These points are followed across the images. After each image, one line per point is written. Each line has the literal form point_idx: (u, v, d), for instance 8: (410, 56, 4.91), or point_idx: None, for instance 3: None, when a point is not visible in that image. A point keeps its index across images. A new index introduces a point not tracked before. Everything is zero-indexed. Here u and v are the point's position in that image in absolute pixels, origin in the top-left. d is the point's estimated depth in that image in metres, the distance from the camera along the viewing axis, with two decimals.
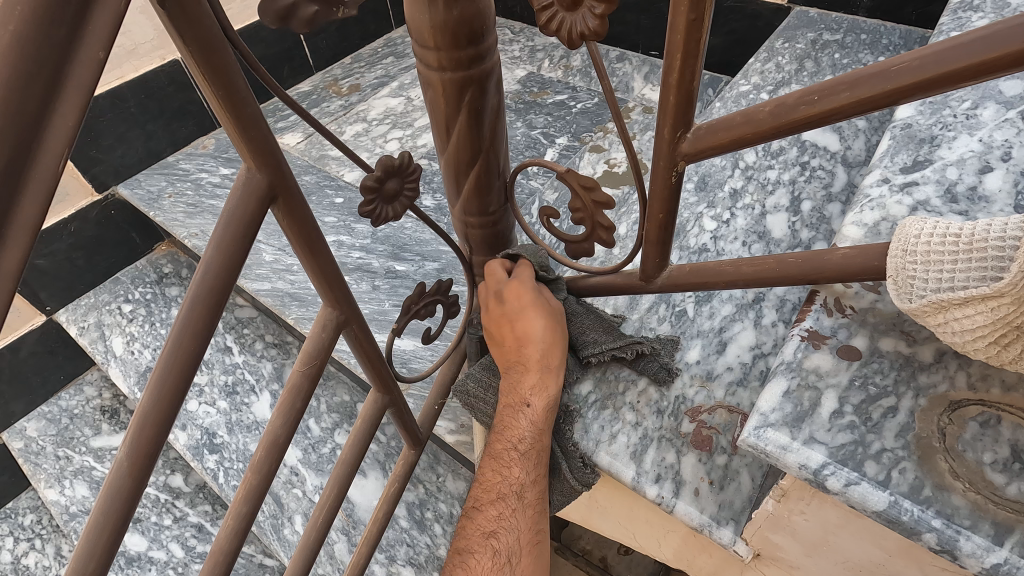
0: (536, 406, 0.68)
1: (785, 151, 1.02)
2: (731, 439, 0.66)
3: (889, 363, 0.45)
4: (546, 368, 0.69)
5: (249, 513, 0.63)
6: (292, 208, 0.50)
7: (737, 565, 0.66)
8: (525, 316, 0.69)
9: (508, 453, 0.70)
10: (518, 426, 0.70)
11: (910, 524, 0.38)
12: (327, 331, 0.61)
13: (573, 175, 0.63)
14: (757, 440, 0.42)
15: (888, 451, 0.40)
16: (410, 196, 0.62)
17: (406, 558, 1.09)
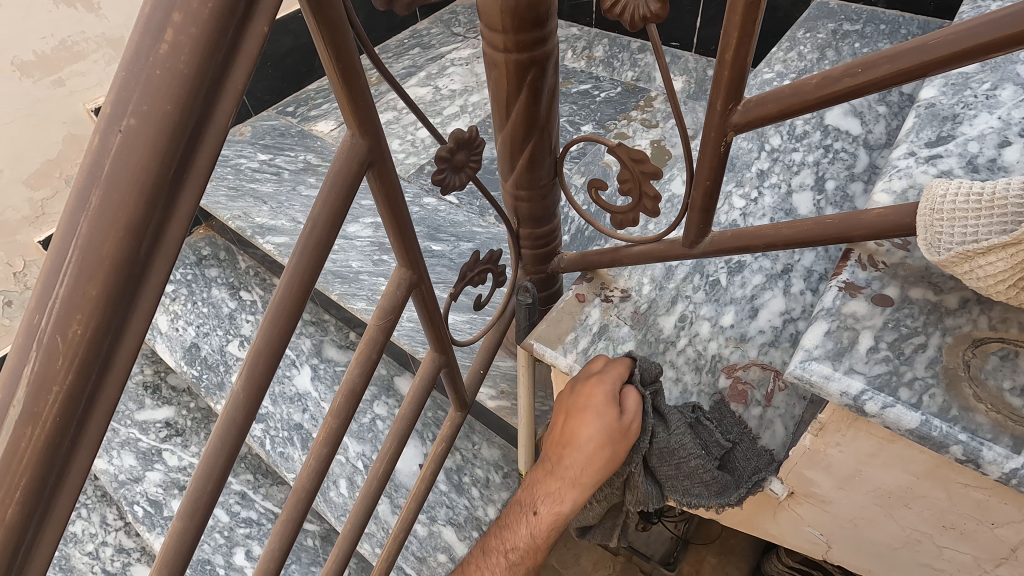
0: (542, 519, 0.72)
1: (809, 134, 1.08)
2: (765, 393, 0.72)
3: (919, 308, 0.51)
4: (578, 485, 0.69)
5: (328, 456, 0.70)
6: (383, 174, 0.56)
7: (770, 509, 0.71)
8: (579, 417, 0.68)
9: (501, 550, 0.76)
10: (521, 530, 0.74)
11: (939, 439, 0.44)
12: (400, 290, 0.67)
13: (623, 148, 0.68)
14: (803, 372, 0.48)
15: (919, 379, 0.46)
16: (474, 168, 0.68)
17: (446, 518, 1.15)
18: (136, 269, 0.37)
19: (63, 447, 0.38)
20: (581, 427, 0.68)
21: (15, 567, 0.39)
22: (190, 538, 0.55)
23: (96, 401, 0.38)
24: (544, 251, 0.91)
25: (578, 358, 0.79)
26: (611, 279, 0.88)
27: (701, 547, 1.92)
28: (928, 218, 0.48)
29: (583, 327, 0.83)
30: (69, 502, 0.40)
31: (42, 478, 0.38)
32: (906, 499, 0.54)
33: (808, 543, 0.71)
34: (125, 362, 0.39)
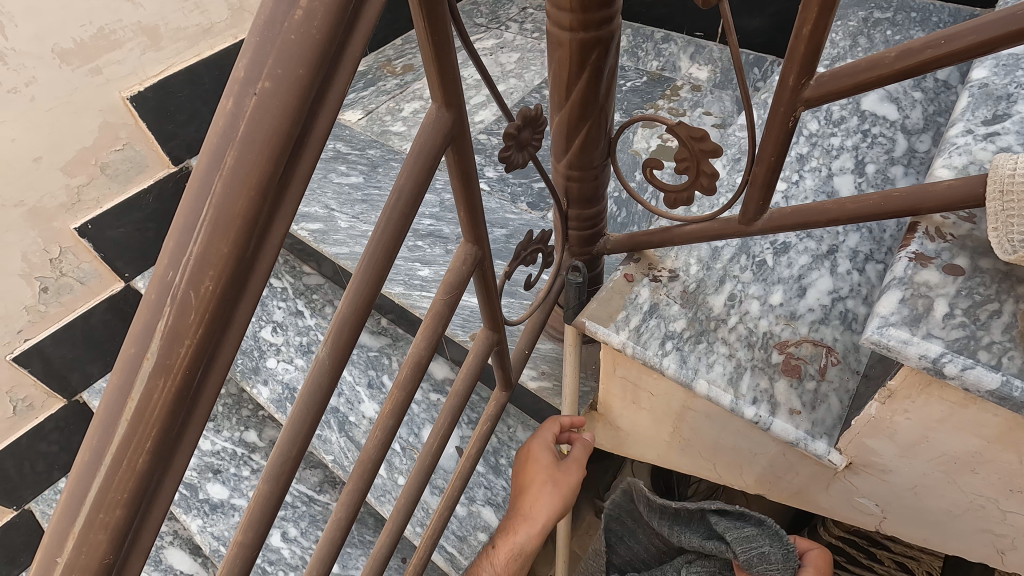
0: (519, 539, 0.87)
1: (846, 120, 1.09)
2: (819, 368, 0.74)
3: (990, 277, 0.52)
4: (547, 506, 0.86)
5: (392, 428, 0.71)
6: (461, 149, 0.58)
7: (824, 480, 0.73)
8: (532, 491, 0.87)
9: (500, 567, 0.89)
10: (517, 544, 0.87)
11: (1020, 399, 0.45)
12: (466, 265, 0.69)
13: (683, 127, 0.70)
14: (880, 336, 0.50)
15: (996, 342, 0.48)
16: (536, 146, 0.69)
17: (484, 499, 1.17)
18: (259, 230, 0.38)
19: (187, 400, 0.39)
20: (537, 503, 0.86)
21: (139, 515, 0.40)
22: (273, 502, 0.57)
23: (215, 357, 0.40)
24: (591, 232, 0.92)
25: (632, 335, 0.80)
26: (658, 260, 0.89)
27: None
28: (997, 204, 0.49)
29: (634, 305, 0.84)
30: (188, 455, 0.41)
31: (168, 429, 0.39)
32: (972, 464, 0.55)
33: (861, 514, 0.73)
34: (242, 321, 0.40)
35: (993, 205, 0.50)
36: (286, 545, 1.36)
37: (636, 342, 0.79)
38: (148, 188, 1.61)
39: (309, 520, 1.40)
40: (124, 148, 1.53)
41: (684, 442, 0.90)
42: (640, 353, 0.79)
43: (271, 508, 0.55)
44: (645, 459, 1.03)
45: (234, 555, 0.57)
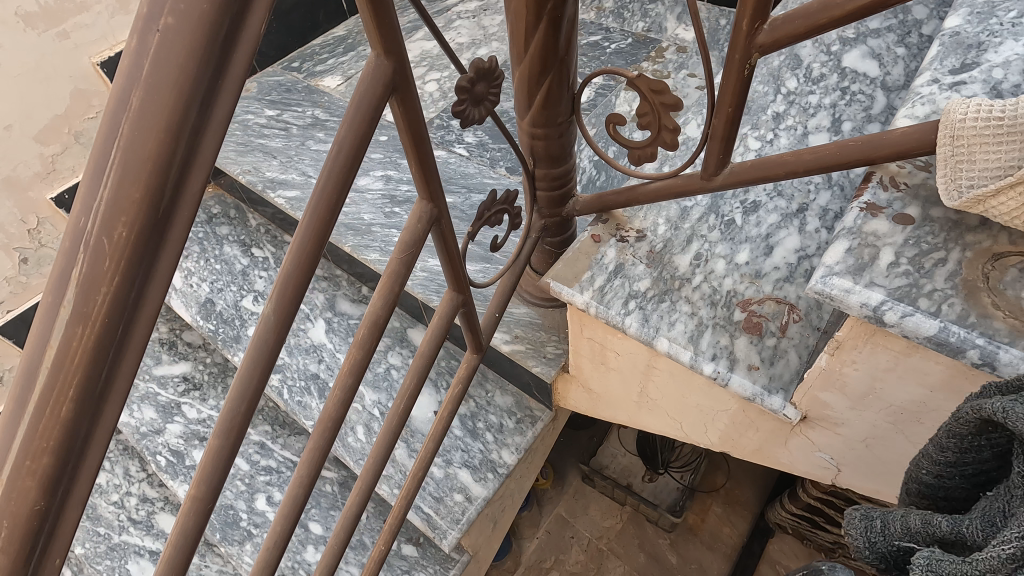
0: None
1: (826, 77, 1.07)
2: (780, 325, 0.74)
3: (940, 226, 0.51)
4: None
5: (351, 386, 0.71)
6: (407, 100, 0.56)
7: (782, 435, 0.73)
8: None
9: None
10: None
11: (956, 344, 0.45)
12: (421, 223, 0.68)
13: (644, 79, 0.68)
14: (823, 286, 0.49)
15: (938, 290, 0.47)
16: (493, 101, 0.68)
17: (461, 462, 1.18)
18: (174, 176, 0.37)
19: (111, 350, 0.38)
20: None
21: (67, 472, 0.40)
22: (225, 461, 0.56)
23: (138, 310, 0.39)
24: (560, 192, 0.91)
25: (596, 295, 0.80)
26: (626, 220, 0.88)
27: (706, 498, 2.00)
28: (948, 147, 0.48)
29: (599, 265, 0.83)
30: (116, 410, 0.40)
31: (92, 380, 0.38)
32: (918, 415, 0.55)
33: (818, 469, 0.73)
34: (165, 271, 0.39)
35: (944, 149, 0.49)
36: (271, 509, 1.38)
37: (599, 300, 0.79)
38: None
39: None
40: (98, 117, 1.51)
41: (653, 403, 0.91)
42: (603, 312, 0.78)
43: (220, 464, 0.54)
44: (617, 421, 1.04)
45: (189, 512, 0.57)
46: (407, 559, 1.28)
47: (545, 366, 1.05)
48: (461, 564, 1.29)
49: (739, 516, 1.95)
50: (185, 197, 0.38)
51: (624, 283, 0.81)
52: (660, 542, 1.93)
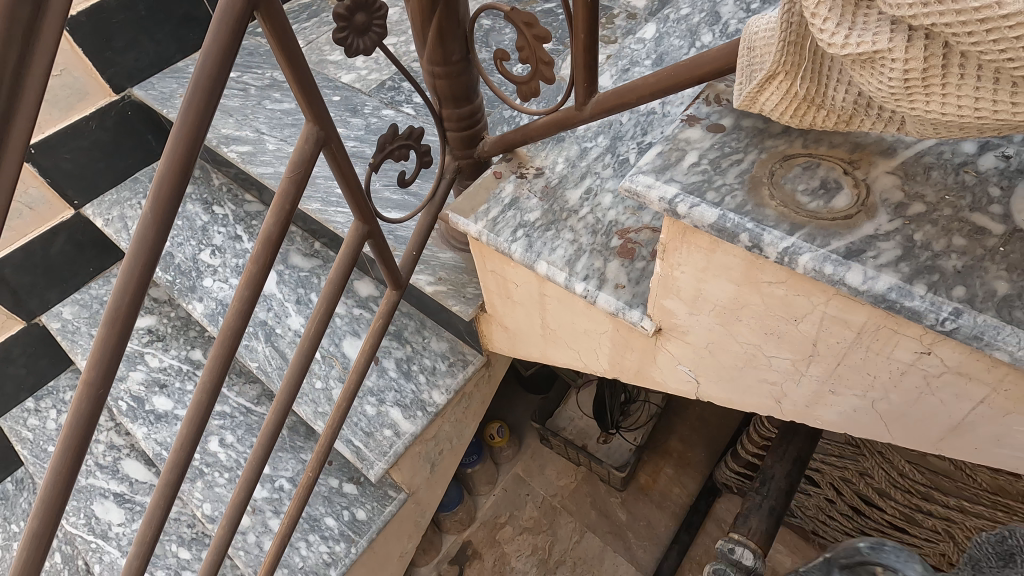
0: None
1: (740, 33, 1.10)
2: (651, 251, 0.79)
3: (745, 134, 0.56)
4: None
5: (251, 297, 0.75)
6: (271, 14, 0.61)
7: (650, 351, 0.78)
8: None
9: None
10: None
11: (731, 229, 0.50)
12: (310, 144, 0.73)
13: (518, 14, 0.73)
14: (631, 183, 0.54)
15: (727, 185, 0.52)
16: (379, 32, 0.73)
17: (393, 401, 1.24)
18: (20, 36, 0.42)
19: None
20: None
21: None
22: (114, 357, 0.58)
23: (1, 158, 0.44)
24: (469, 133, 0.96)
25: (488, 224, 0.86)
26: (528, 159, 0.93)
27: (658, 459, 2.07)
28: (744, 59, 0.53)
29: (496, 199, 0.89)
30: None
31: None
32: (736, 312, 0.60)
33: (684, 384, 0.79)
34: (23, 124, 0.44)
35: (743, 60, 0.54)
36: (223, 449, 1.45)
37: (490, 228, 0.85)
38: (91, 116, 1.64)
39: (246, 428, 1.49)
40: (61, 75, 1.56)
41: (554, 335, 0.97)
42: (493, 240, 0.84)
43: (109, 346, 0.56)
44: (532, 358, 1.10)
45: (83, 397, 0.58)
46: (347, 496, 1.35)
47: (464, 305, 1.10)
48: (398, 502, 1.35)
49: (689, 477, 2.02)
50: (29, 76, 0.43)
51: (518, 214, 0.86)
52: (611, 499, 2.00)
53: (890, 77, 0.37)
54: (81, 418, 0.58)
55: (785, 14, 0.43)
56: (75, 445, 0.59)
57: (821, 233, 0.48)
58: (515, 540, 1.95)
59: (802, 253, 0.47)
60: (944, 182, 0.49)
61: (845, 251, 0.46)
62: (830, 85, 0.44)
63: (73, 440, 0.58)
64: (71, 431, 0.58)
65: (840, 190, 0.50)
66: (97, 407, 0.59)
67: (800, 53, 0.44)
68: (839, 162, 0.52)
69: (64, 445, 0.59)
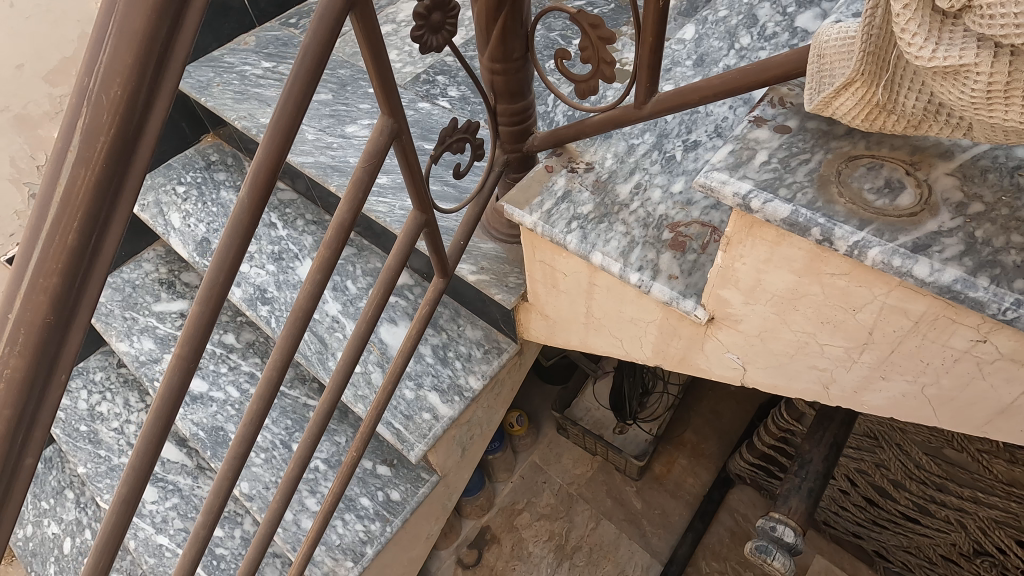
0: None
1: (778, 35, 1.13)
2: (701, 244, 0.83)
3: (811, 135, 0.60)
4: None
5: (321, 282, 0.80)
6: (364, 15, 0.65)
7: (699, 340, 0.83)
8: None
9: None
10: None
11: (803, 224, 0.54)
12: (383, 137, 0.77)
13: (583, 16, 0.76)
14: (706, 179, 0.58)
15: (797, 182, 0.56)
16: (451, 30, 0.77)
17: (431, 385, 1.28)
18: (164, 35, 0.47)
19: (112, 188, 0.49)
20: None
21: (79, 278, 0.49)
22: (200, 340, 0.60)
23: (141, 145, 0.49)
24: (520, 127, 1.00)
25: (543, 216, 0.90)
26: (578, 154, 0.97)
27: (672, 450, 2.12)
28: (815, 65, 0.57)
29: (549, 192, 0.93)
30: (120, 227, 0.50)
31: (100, 199, 0.48)
32: (794, 301, 0.64)
33: (729, 370, 0.83)
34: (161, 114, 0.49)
35: (812, 66, 0.58)
36: None
37: (545, 219, 0.89)
38: None
39: (280, 411, 1.53)
40: None
41: (597, 323, 1.01)
42: (548, 231, 0.88)
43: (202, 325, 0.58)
44: (570, 345, 1.14)
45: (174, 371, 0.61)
46: (381, 477, 1.40)
47: (506, 293, 1.14)
48: (430, 484, 1.40)
49: (703, 468, 2.07)
50: (168, 65, 0.48)
51: (570, 207, 0.90)
52: (626, 488, 2.05)
53: (973, 88, 0.41)
54: (172, 390, 0.61)
55: (867, 27, 0.47)
56: (164, 416, 0.61)
57: (888, 229, 0.52)
58: (532, 526, 2.00)
59: (872, 247, 0.51)
60: (1000, 184, 0.54)
61: (911, 246, 0.50)
62: (903, 93, 0.49)
63: (163, 411, 0.61)
64: (160, 404, 0.61)
65: (904, 189, 0.54)
66: (185, 381, 0.61)
67: (877, 63, 0.48)
68: (901, 163, 0.56)
69: (154, 417, 0.61)
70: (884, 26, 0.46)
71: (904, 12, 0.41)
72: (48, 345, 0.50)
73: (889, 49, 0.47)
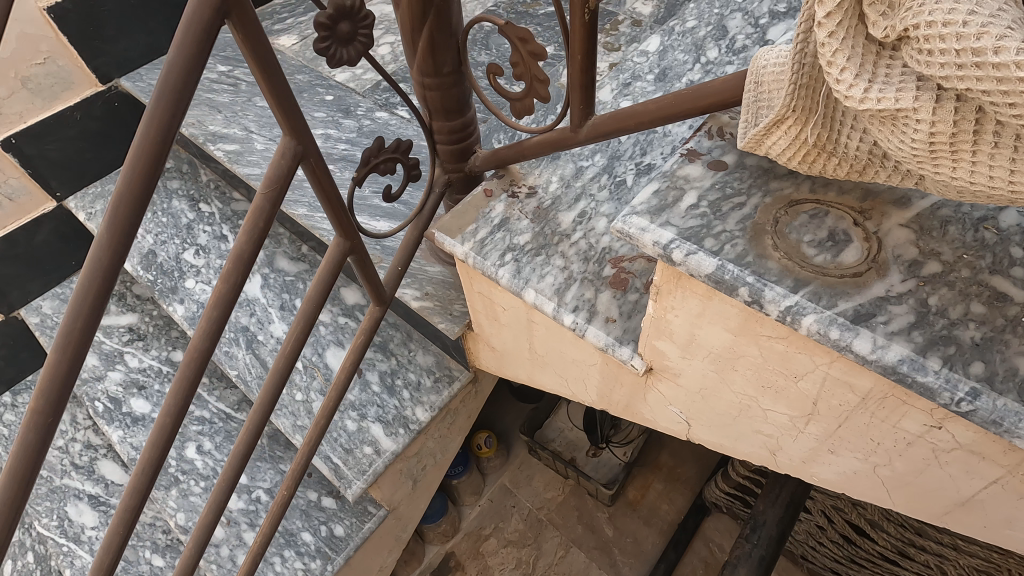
0: None
1: (747, 49, 1.06)
2: (645, 282, 0.75)
3: (749, 173, 0.52)
4: None
5: (220, 318, 0.71)
6: (244, 22, 0.57)
7: (640, 389, 0.75)
8: None
9: None
10: None
11: (730, 282, 0.46)
12: (287, 159, 0.69)
13: (511, 28, 0.69)
14: (623, 224, 0.50)
15: (727, 231, 0.48)
16: (364, 42, 0.69)
17: (375, 416, 1.20)
18: None
19: None
20: None
21: None
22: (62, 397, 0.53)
23: None
24: (459, 146, 0.92)
25: (475, 246, 0.82)
26: (520, 177, 0.89)
27: (647, 474, 2.03)
28: (751, 94, 0.49)
29: (485, 219, 0.85)
30: None
31: None
32: (731, 361, 0.56)
33: (674, 423, 0.75)
34: None
35: (748, 95, 0.50)
36: (200, 457, 1.41)
37: (477, 250, 0.81)
38: (76, 106, 1.59)
39: (224, 435, 1.45)
40: (45, 62, 1.51)
41: (541, 360, 0.93)
42: (480, 263, 0.80)
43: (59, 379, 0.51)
44: (519, 379, 1.06)
45: (29, 430, 0.53)
46: (325, 510, 1.31)
47: (450, 322, 1.06)
48: (377, 518, 1.32)
49: (678, 494, 1.99)
50: None
51: (507, 237, 0.82)
52: (598, 514, 1.97)
53: (913, 138, 0.33)
54: (27, 454, 0.53)
55: (799, 54, 0.39)
56: (19, 484, 0.53)
57: (827, 292, 0.44)
58: (499, 553, 1.91)
59: (806, 314, 0.43)
60: (962, 239, 0.45)
61: (852, 315, 0.42)
62: (843, 133, 0.41)
63: (16, 477, 0.53)
64: (15, 468, 0.53)
65: (849, 243, 0.46)
66: (43, 442, 0.53)
67: (811, 96, 0.40)
68: (849, 211, 0.48)
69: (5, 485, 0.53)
70: (814, 54, 0.39)
71: (829, 41, 0.33)
72: None
73: (821, 81, 0.40)
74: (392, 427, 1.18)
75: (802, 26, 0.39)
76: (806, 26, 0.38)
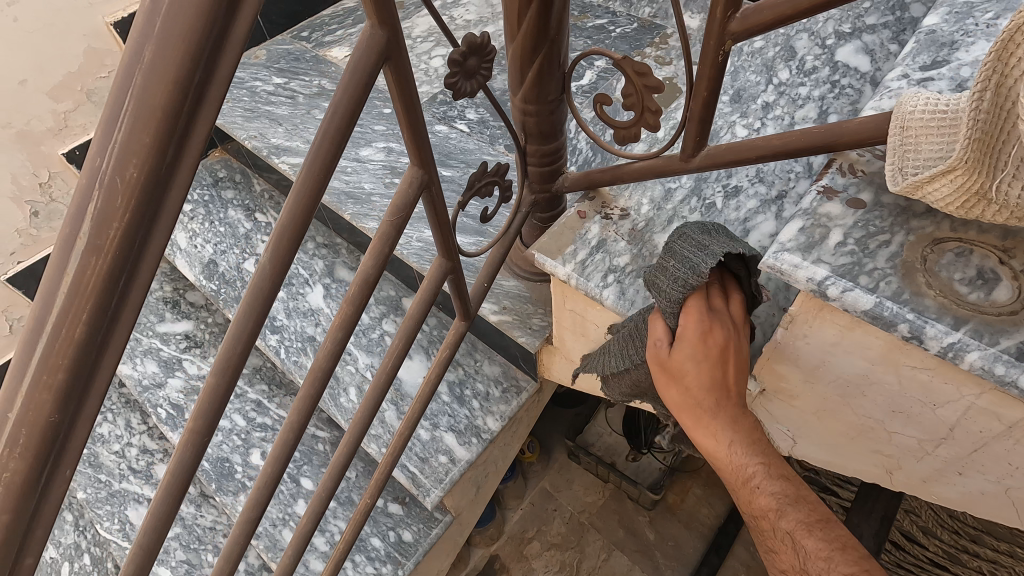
0: None
1: (818, 70, 1.09)
2: (748, 303, 0.78)
3: (889, 211, 0.55)
4: None
5: (342, 340, 0.74)
6: (399, 67, 0.59)
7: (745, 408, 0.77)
8: None
9: None
10: None
11: (889, 318, 0.49)
12: (412, 189, 0.72)
13: (628, 63, 0.71)
14: (775, 260, 0.53)
15: (879, 269, 0.51)
16: (485, 75, 0.71)
17: (448, 426, 1.23)
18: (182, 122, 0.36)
19: (108, 314, 0.38)
20: None
21: (64, 429, 0.39)
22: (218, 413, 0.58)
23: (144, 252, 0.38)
24: (549, 168, 0.95)
25: (576, 267, 0.85)
26: (612, 199, 0.92)
27: (686, 479, 2.07)
28: (897, 139, 0.51)
29: (582, 240, 0.88)
30: (118, 352, 0.39)
31: (94, 329, 0.38)
32: (862, 386, 0.59)
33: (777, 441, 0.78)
34: (172, 212, 0.38)
35: (894, 138, 0.51)
36: None
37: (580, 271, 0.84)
38: None
39: None
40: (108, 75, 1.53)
41: None
42: (583, 284, 0.83)
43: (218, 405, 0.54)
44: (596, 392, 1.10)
45: (185, 448, 0.57)
46: (392, 516, 1.35)
47: (530, 337, 1.09)
48: (444, 522, 1.36)
49: (716, 497, 2.03)
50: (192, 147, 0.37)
51: (605, 259, 0.85)
52: (638, 518, 2.00)
53: None
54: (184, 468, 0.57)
55: (973, 112, 0.42)
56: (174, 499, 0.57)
57: (987, 330, 0.47)
58: (542, 556, 1.95)
59: (970, 350, 0.46)
60: None
61: (1016, 352, 0.45)
62: (1008, 184, 0.44)
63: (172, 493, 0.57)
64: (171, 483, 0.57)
65: (999, 281, 0.49)
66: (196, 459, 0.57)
67: (982, 150, 0.43)
68: (993, 250, 0.51)
69: (163, 497, 0.57)
70: (992, 112, 0.41)
71: None
72: (27, 500, 0.40)
73: (995, 138, 0.42)
74: (465, 436, 1.22)
75: (980, 83, 0.41)
76: (984, 87, 0.41)
